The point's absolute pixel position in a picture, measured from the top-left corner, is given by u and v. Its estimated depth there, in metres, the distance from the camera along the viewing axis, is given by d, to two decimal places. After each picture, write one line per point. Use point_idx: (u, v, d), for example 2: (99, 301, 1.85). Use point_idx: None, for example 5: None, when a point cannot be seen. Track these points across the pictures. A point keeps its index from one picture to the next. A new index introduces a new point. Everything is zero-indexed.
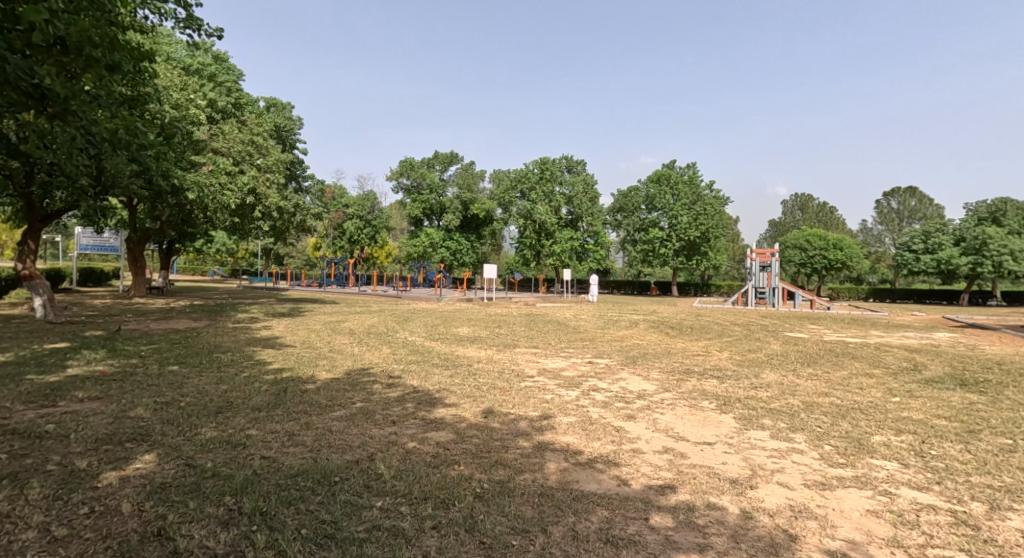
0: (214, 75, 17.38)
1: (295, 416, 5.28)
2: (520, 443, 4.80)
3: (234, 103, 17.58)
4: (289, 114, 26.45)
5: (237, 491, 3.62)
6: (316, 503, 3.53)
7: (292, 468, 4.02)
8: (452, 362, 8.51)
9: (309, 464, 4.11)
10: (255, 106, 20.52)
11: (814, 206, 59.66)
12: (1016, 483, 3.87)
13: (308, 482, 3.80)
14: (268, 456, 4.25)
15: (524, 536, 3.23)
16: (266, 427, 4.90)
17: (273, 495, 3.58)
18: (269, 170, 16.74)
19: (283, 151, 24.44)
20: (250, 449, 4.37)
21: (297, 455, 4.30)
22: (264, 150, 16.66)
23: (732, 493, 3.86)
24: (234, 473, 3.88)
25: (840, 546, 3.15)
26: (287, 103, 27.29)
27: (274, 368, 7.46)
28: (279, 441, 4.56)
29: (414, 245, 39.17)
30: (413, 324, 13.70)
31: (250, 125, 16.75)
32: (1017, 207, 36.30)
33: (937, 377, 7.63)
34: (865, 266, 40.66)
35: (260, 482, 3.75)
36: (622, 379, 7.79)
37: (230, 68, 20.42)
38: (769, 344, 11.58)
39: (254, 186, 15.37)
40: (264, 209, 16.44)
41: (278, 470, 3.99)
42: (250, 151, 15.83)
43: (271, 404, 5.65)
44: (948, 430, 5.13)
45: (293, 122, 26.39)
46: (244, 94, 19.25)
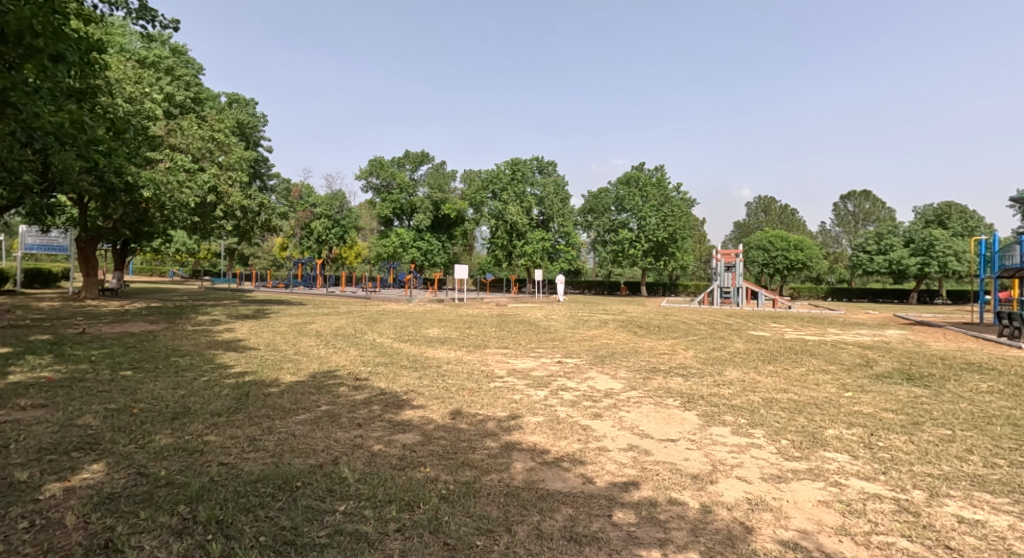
0: (172, 69, 16.87)
1: (256, 420, 5.15)
2: (487, 443, 4.80)
3: (193, 98, 17.12)
4: (252, 110, 25.84)
5: (192, 499, 3.52)
6: (275, 509, 3.45)
7: (252, 474, 3.93)
8: (420, 363, 8.46)
9: (271, 469, 4.02)
10: (215, 101, 20.00)
11: (775, 208, 61.48)
12: (954, 472, 4.06)
13: (268, 488, 3.71)
14: (227, 462, 4.14)
15: (488, 536, 3.23)
16: (225, 432, 4.78)
17: (230, 503, 3.49)
18: (231, 168, 16.38)
19: (246, 149, 23.87)
20: (207, 455, 4.26)
21: (257, 460, 4.21)
22: (225, 147, 16.28)
23: (692, 488, 3.94)
24: (189, 480, 3.77)
25: (793, 536, 3.24)
26: (250, 99, 26.61)
27: (235, 372, 7.27)
28: (239, 447, 4.46)
29: (384, 246, 38.67)
30: (383, 325, 13.57)
31: (210, 121, 16.28)
32: (961, 209, 38.14)
33: (886, 372, 7.96)
34: (824, 267, 42.00)
35: (217, 490, 3.65)
36: (589, 378, 7.85)
37: (189, 61, 19.87)
38: (733, 342, 11.86)
39: (214, 183, 15.00)
40: (227, 208, 16.09)
41: (237, 476, 3.90)
42: (211, 148, 15.45)
43: (231, 408, 5.51)
44: (895, 422, 5.35)
45: (257, 119, 25.80)
46: (203, 88, 18.71)
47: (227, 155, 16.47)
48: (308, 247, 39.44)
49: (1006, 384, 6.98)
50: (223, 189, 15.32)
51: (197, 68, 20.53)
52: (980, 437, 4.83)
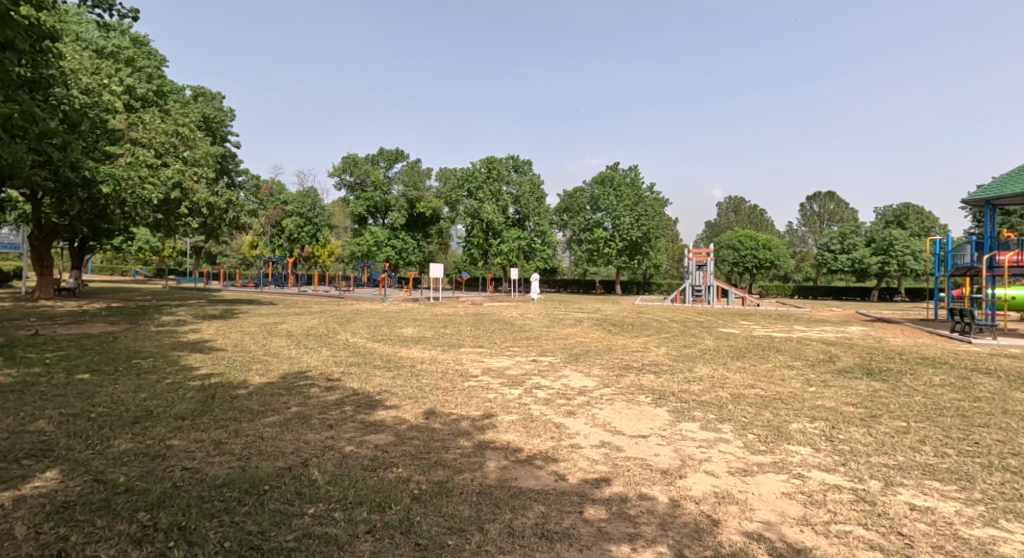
0: (132, 59, 16.38)
1: (222, 423, 5.06)
2: (460, 443, 4.81)
3: (154, 91, 16.69)
4: (218, 104, 25.23)
5: (152, 506, 3.43)
6: (241, 513, 3.40)
7: (218, 478, 3.86)
8: (394, 363, 8.40)
9: (237, 473, 3.95)
10: (179, 94, 19.48)
11: (745, 208, 62.82)
12: (908, 461, 4.23)
13: (234, 492, 3.65)
14: (191, 467, 4.06)
15: (460, 535, 3.24)
16: (189, 436, 4.68)
17: (194, 508, 3.42)
18: (196, 163, 16.01)
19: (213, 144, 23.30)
20: (170, 460, 4.16)
21: (223, 464, 4.13)
22: (190, 142, 15.95)
23: (662, 483, 4.01)
24: (150, 486, 3.68)
25: (757, 528, 3.33)
26: (216, 93, 25.96)
27: (201, 374, 7.11)
28: (204, 451, 4.37)
29: (357, 245, 38.18)
30: (356, 324, 13.44)
31: (173, 115, 15.86)
32: (919, 210, 39.61)
33: (848, 367, 8.23)
34: (791, 266, 43.06)
35: (180, 495, 3.58)
36: (563, 376, 7.91)
37: (151, 53, 19.33)
38: (703, 340, 12.07)
39: (179, 180, 14.59)
40: (192, 204, 15.93)
41: (202, 481, 3.82)
42: (174, 143, 15.03)
43: (196, 411, 5.39)
44: (854, 416, 5.54)
45: (224, 113, 25.21)
46: (166, 81, 18.23)
47: (192, 150, 16.08)
48: (278, 245, 38.70)
49: (957, 378, 7.29)
50: (188, 185, 14.92)
51: (159, 60, 19.96)
52: (932, 428, 5.02)
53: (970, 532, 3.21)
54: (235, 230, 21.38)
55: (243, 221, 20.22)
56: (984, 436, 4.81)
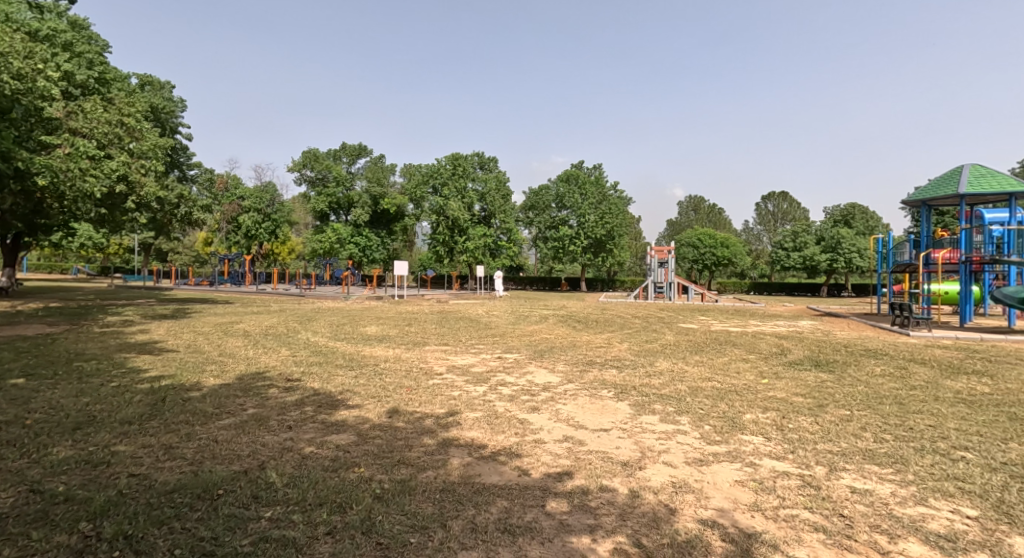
0: (71, 44, 15.69)
1: (173, 427, 4.91)
2: (424, 441, 4.80)
3: (96, 78, 16.03)
4: (167, 94, 24.26)
5: (96, 515, 3.32)
6: (193, 520, 3.32)
7: (167, 484, 3.75)
8: (356, 362, 8.29)
9: (188, 478, 3.85)
10: (123, 81, 18.67)
11: (704, 207, 64.46)
12: (852, 447, 4.44)
13: (185, 498, 3.56)
14: (138, 474, 3.93)
15: (423, 533, 3.24)
16: (136, 441, 4.53)
17: (141, 517, 3.32)
18: (143, 155, 15.37)
19: (162, 135, 22.42)
20: (115, 467, 4.02)
21: (173, 470, 4.02)
22: (136, 133, 15.22)
23: (622, 475, 4.10)
24: (93, 495, 3.55)
25: (711, 515, 3.45)
26: (165, 81, 24.94)
27: (150, 376, 6.86)
28: (152, 456, 4.24)
29: (320, 241, 37.33)
30: (318, 324, 13.20)
31: (117, 104, 15.17)
32: (864, 210, 41.48)
33: (798, 359, 8.58)
34: (747, 262, 44.35)
35: (125, 503, 3.46)
36: (528, 372, 7.99)
37: (91, 37, 18.44)
38: (664, 335, 12.35)
39: (124, 172, 13.92)
40: (139, 198, 15.32)
41: (149, 488, 3.71)
42: (119, 134, 14.36)
43: (144, 415, 5.21)
44: (803, 405, 5.77)
45: (173, 103, 24.27)
46: (108, 67, 17.49)
47: (139, 142, 15.45)
48: (235, 242, 37.55)
49: (896, 367, 7.71)
50: (134, 178, 14.26)
51: (101, 45, 19.07)
52: (872, 416, 5.29)
53: (903, 511, 3.40)
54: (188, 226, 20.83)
55: (195, 217, 19.72)
56: (918, 421, 5.10)
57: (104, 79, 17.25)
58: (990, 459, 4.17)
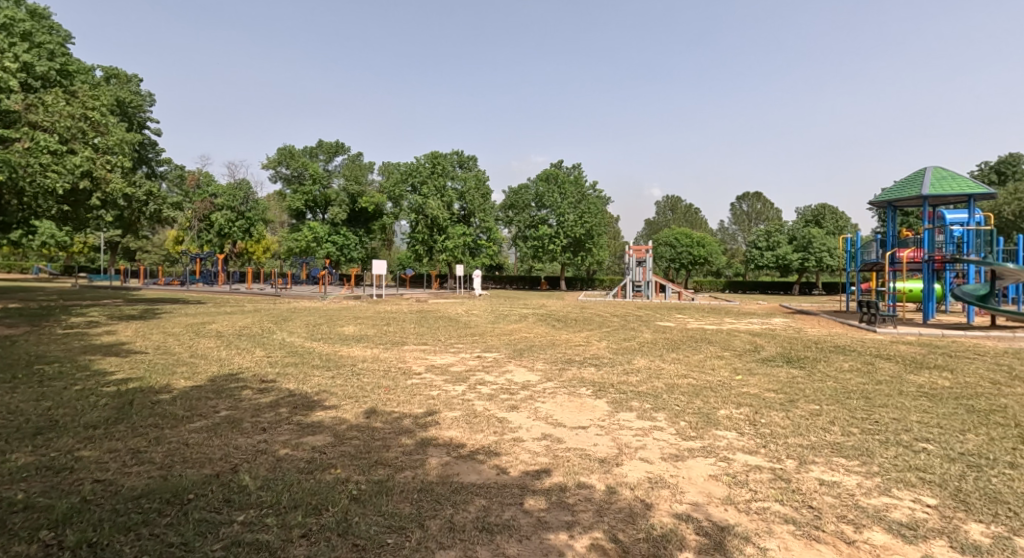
0: (30, 34, 15.19)
1: (141, 431, 4.81)
2: (402, 441, 4.78)
3: (57, 69, 15.57)
4: (134, 88, 23.68)
5: (58, 523, 3.25)
6: (162, 525, 3.26)
7: (135, 490, 3.68)
8: (334, 362, 8.21)
9: (157, 483, 3.77)
10: (87, 74, 18.17)
11: (681, 207, 65.31)
12: (820, 441, 4.55)
13: (154, 503, 3.49)
14: (103, 479, 3.84)
15: (400, 533, 3.23)
16: (102, 446, 4.43)
17: (106, 523, 3.25)
18: (108, 151, 15.02)
19: (129, 130, 21.87)
20: (78, 473, 3.93)
21: (141, 474, 3.94)
22: (100, 128, 14.92)
23: (600, 472, 4.14)
24: (55, 502, 3.47)
25: (686, 509, 3.51)
26: (132, 75, 24.33)
27: (116, 379, 6.70)
28: (119, 461, 4.15)
29: (296, 240, 36.78)
30: (294, 324, 13.03)
31: (80, 97, 14.77)
32: (834, 211, 42.51)
33: (771, 355, 8.76)
34: (723, 261, 45.04)
35: (89, 510, 3.39)
36: (507, 371, 8.01)
37: (52, 28, 17.89)
38: (642, 333, 12.49)
39: (88, 168, 13.54)
40: (105, 195, 14.97)
41: (115, 494, 3.63)
42: (82, 129, 13.99)
43: (110, 419, 5.10)
44: (775, 401, 5.90)
45: (140, 97, 23.68)
46: (70, 59, 16.99)
47: (104, 137, 15.09)
48: (207, 241, 36.80)
49: (863, 363, 7.94)
50: (98, 174, 13.88)
51: (63, 36, 18.52)
52: (840, 410, 5.43)
53: (868, 501, 3.50)
54: (157, 224, 20.48)
55: (165, 214, 19.35)
56: (883, 415, 5.25)
57: (66, 71, 16.76)
58: (949, 450, 4.32)
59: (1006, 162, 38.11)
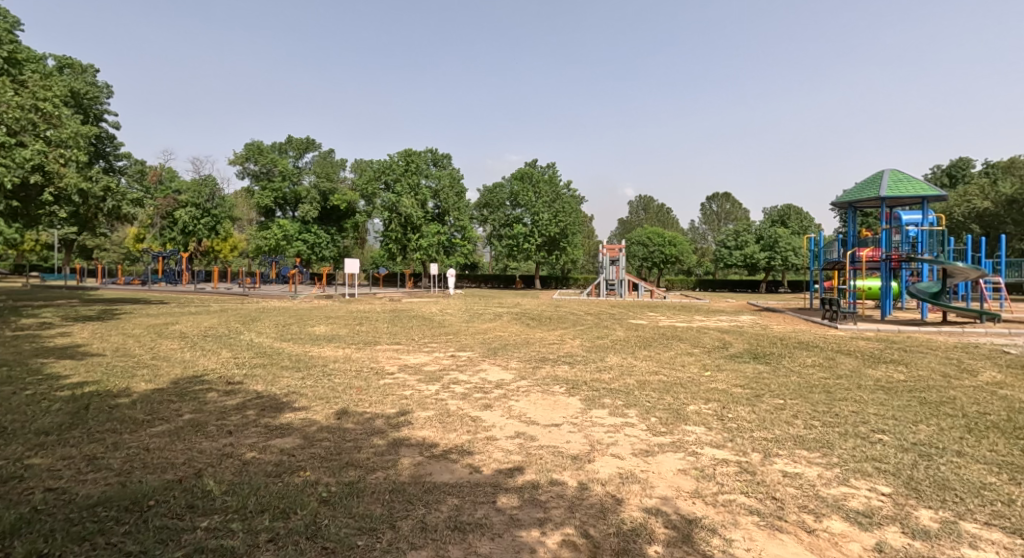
0: None
1: (97, 436, 4.67)
2: (374, 441, 4.75)
3: (6, 58, 14.93)
4: (89, 78, 22.85)
5: (7, 535, 3.13)
6: (119, 534, 3.17)
7: (90, 498, 3.57)
8: (303, 363, 8.08)
9: (114, 490, 3.67)
10: (39, 64, 17.47)
11: (653, 206, 66.25)
12: (785, 434, 4.67)
13: (111, 511, 3.39)
14: (56, 488, 3.71)
15: (370, 535, 3.21)
16: (55, 453, 4.28)
17: (59, 533, 3.14)
18: (62, 144, 14.49)
19: (84, 122, 21.07)
20: (30, 482, 3.79)
21: (97, 481, 3.83)
22: (53, 120, 14.38)
23: (572, 468, 4.18)
24: (4, 513, 3.34)
25: (655, 503, 3.56)
26: (88, 65, 23.46)
27: (71, 383, 6.47)
28: (73, 468, 4.02)
29: (264, 238, 36.04)
30: (263, 324, 12.80)
31: (31, 87, 14.19)
32: (798, 211, 43.75)
33: (739, 352, 8.96)
34: (694, 260, 45.80)
35: (41, 520, 3.28)
36: (481, 370, 8.00)
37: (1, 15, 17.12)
38: (615, 331, 12.62)
39: (39, 162, 13.07)
40: (58, 190, 14.45)
41: (70, 502, 3.52)
42: (32, 121, 13.48)
43: (64, 425, 4.93)
44: (742, 396, 6.04)
45: (96, 88, 22.85)
46: (19, 47, 16.29)
47: (57, 130, 14.54)
48: (171, 238, 35.80)
49: (826, 358, 8.19)
50: (51, 168, 13.43)
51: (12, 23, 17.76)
52: (803, 404, 5.58)
53: (828, 491, 3.62)
54: (115, 221, 19.84)
55: (124, 212, 18.66)
56: (843, 408, 5.42)
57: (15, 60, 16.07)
58: (903, 440, 4.49)
59: (958, 165, 39.75)
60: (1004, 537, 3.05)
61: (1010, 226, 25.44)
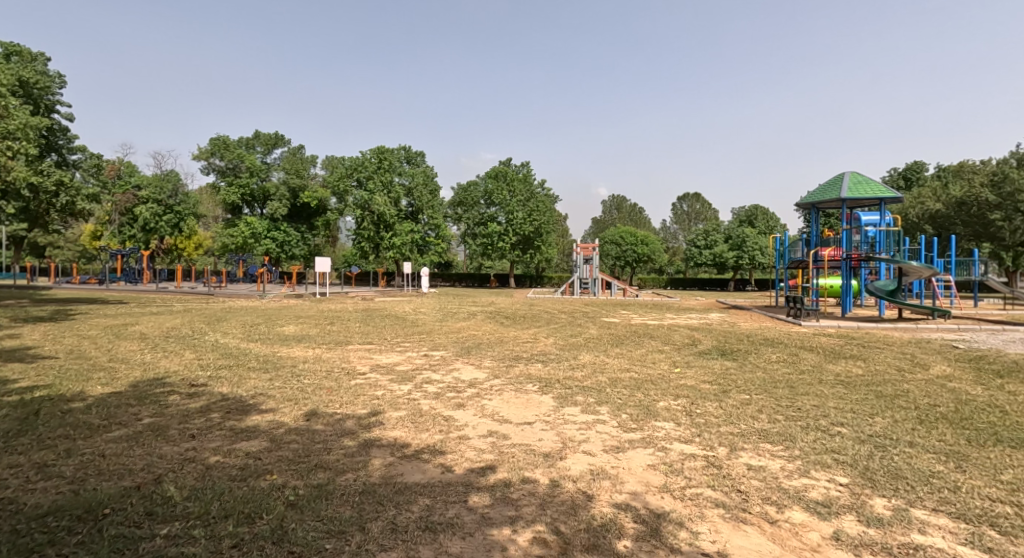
0: None
1: (49, 443, 4.50)
2: (344, 443, 4.68)
3: None
4: (39, 68, 21.91)
5: None
6: (72, 544, 3.06)
7: (41, 507, 3.44)
8: (271, 364, 7.92)
9: (67, 499, 3.54)
10: None
11: (626, 206, 66.97)
12: (750, 429, 4.77)
13: (63, 521, 3.27)
14: (3, 498, 3.57)
15: (339, 538, 3.17)
16: (3, 462, 4.12)
17: (6, 545, 3.02)
18: (11, 135, 14.00)
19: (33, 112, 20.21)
20: None
21: (49, 490, 3.69)
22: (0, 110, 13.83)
23: (544, 466, 4.19)
24: None
25: (625, 498, 3.60)
26: (38, 54, 22.49)
27: (21, 388, 6.20)
28: (23, 477, 3.87)
29: (231, 236, 35.23)
30: (230, 324, 12.51)
31: None
32: (765, 212, 44.79)
33: (708, 349, 9.12)
34: (665, 259, 46.46)
35: None
36: (454, 369, 7.97)
37: None
38: (588, 329, 12.72)
39: None
40: (5, 184, 13.93)
41: (18, 512, 3.38)
42: None
43: (13, 431, 4.73)
44: (710, 392, 6.15)
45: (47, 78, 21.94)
46: None
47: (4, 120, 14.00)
48: (130, 235, 34.66)
49: (790, 354, 8.41)
50: None
51: None
52: (768, 399, 5.71)
53: (790, 483, 3.71)
54: (69, 217, 19.23)
55: (79, 207, 18.22)
56: (805, 402, 5.57)
57: None
58: (860, 432, 4.63)
59: (913, 168, 41.22)
60: (950, 522, 3.18)
61: (959, 227, 26.31)
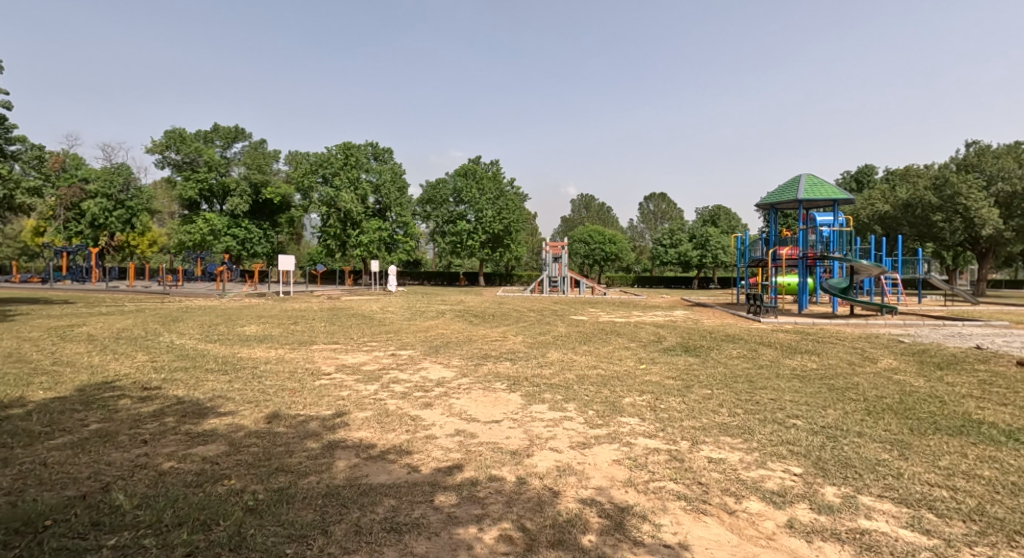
0: None
1: None
2: (307, 445, 4.58)
3: None
4: None
5: None
6: None
7: None
8: (230, 366, 7.69)
9: (5, 511, 3.36)
10: None
11: (595, 206, 67.57)
12: (711, 422, 4.86)
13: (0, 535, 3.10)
14: None
15: (300, 542, 3.09)
16: None
17: None
18: None
19: None
20: None
21: None
22: None
23: (511, 464, 4.19)
24: None
25: (590, 494, 3.62)
26: None
27: None
28: None
29: (188, 233, 34.13)
30: (188, 325, 12.12)
31: None
32: (728, 212, 45.83)
33: (673, 345, 9.26)
34: (632, 258, 47.07)
35: None
36: (421, 368, 7.89)
37: None
38: (555, 326, 12.77)
39: None
40: None
41: None
42: None
43: None
44: (674, 387, 6.24)
45: None
46: None
47: None
48: (77, 231, 33.16)
49: (751, 349, 8.62)
50: None
51: None
52: (728, 393, 5.84)
53: (748, 473, 3.79)
54: (8, 212, 18.26)
55: (19, 201, 17.32)
56: (764, 396, 5.70)
57: None
58: (813, 424, 4.77)
59: (865, 171, 42.79)
60: (894, 507, 3.29)
61: (905, 228, 27.19)
